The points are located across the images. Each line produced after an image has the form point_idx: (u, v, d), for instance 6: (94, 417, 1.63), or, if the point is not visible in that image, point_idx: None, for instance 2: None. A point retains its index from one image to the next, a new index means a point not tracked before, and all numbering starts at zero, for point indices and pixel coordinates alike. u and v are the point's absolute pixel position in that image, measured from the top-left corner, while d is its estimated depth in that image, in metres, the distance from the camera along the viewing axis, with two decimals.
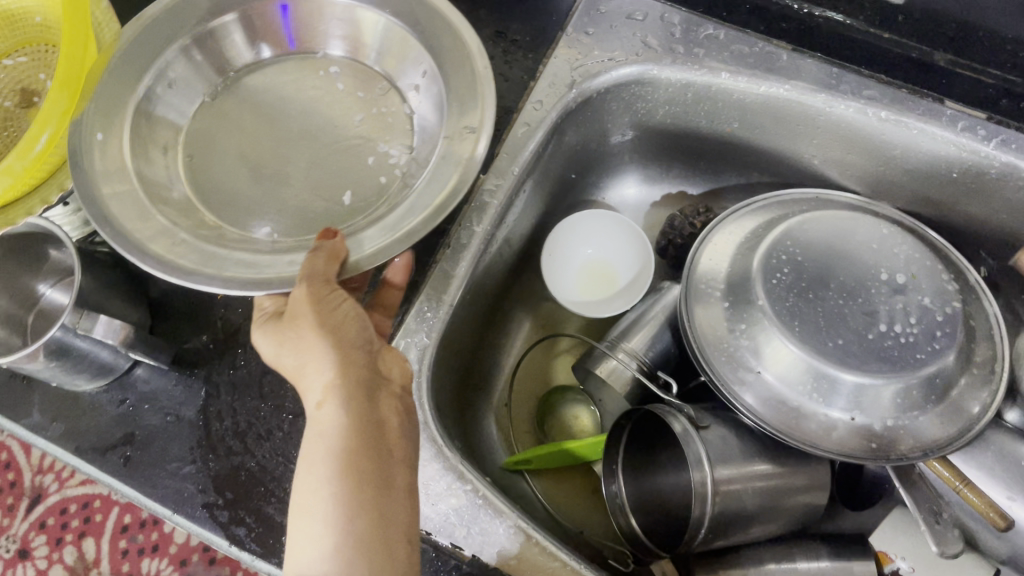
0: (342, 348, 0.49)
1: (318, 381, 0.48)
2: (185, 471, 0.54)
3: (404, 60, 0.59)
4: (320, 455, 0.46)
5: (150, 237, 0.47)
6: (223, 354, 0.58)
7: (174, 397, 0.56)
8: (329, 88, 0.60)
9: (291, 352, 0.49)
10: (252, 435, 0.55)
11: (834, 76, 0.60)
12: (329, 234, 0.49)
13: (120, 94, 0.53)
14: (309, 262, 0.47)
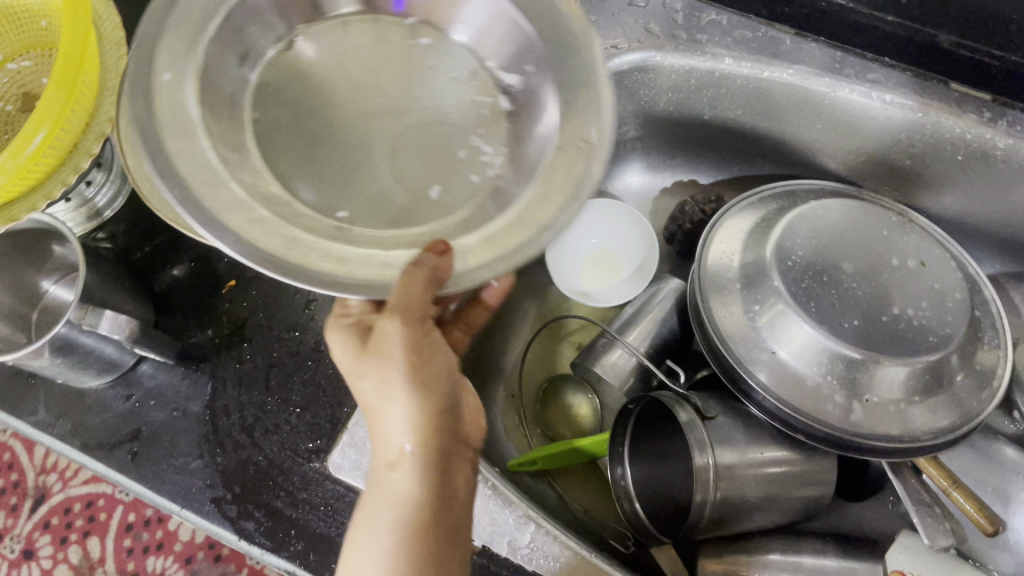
0: (426, 395, 0.44)
1: (400, 426, 0.43)
2: (193, 466, 0.56)
3: (510, 50, 0.49)
4: (388, 516, 0.42)
5: (225, 207, 0.38)
6: (230, 347, 0.59)
7: (181, 392, 0.58)
8: (418, 63, 0.50)
9: (374, 377, 0.44)
10: (259, 430, 0.56)
11: (837, 59, 0.61)
12: (442, 246, 0.39)
13: (198, 19, 0.44)
14: (408, 279, 0.38)
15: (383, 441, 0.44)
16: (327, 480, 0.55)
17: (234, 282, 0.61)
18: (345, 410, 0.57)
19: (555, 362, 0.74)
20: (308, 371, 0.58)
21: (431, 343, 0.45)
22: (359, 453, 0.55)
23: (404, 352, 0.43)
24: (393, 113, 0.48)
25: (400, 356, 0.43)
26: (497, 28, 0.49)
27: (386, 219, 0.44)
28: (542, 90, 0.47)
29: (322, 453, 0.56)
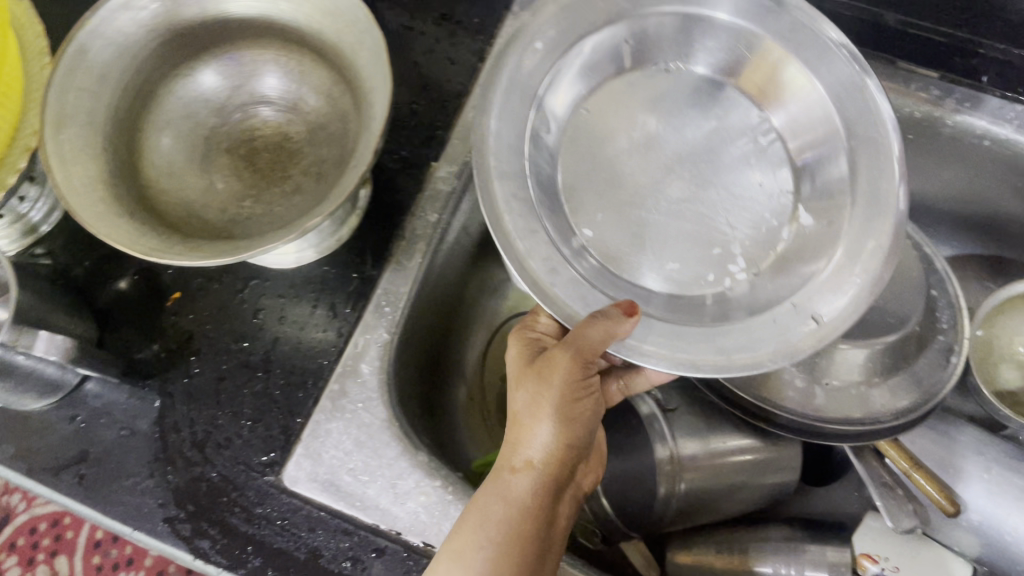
0: (569, 426, 0.48)
1: (534, 441, 0.48)
2: (145, 486, 0.54)
3: (804, 141, 0.51)
4: (498, 513, 0.46)
5: (526, 238, 0.46)
6: (177, 363, 0.57)
7: (129, 410, 0.56)
8: (643, 153, 0.52)
9: (529, 392, 0.49)
10: (210, 446, 0.55)
11: None
12: (630, 306, 0.44)
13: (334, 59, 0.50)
14: (591, 323, 0.43)
15: (515, 447, 0.48)
16: (283, 493, 0.53)
17: (179, 294, 0.59)
18: (298, 421, 0.55)
19: None
20: (259, 383, 0.56)
21: (587, 387, 0.49)
22: (314, 464, 0.54)
23: (566, 382, 0.48)
24: (629, 169, 0.52)
25: (563, 390, 0.48)
26: (812, 111, 0.51)
27: (738, 311, 0.47)
28: (833, 217, 0.48)
29: (276, 466, 0.54)
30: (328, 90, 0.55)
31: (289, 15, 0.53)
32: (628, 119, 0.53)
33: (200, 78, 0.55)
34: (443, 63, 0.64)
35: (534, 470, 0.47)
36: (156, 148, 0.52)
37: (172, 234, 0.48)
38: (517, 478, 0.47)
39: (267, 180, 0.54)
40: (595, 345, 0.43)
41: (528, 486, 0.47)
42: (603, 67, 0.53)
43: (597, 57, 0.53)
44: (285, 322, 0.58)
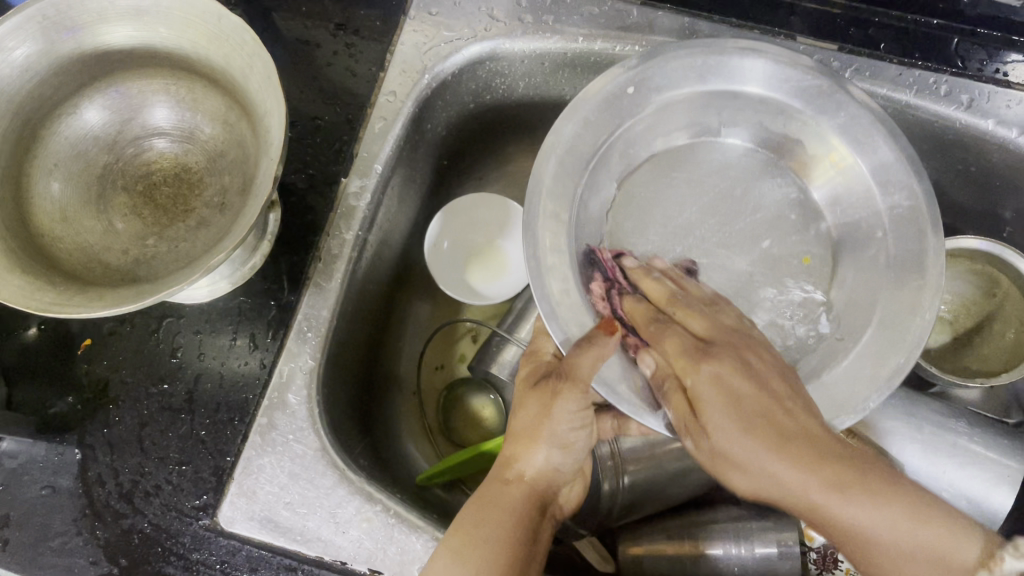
0: (561, 444, 0.51)
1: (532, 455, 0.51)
2: (73, 544, 0.52)
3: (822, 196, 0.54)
4: (496, 512, 0.48)
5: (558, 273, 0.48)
6: (95, 412, 0.55)
7: (48, 467, 0.54)
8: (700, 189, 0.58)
9: (532, 413, 0.51)
10: (138, 494, 0.53)
11: (687, 26, 0.60)
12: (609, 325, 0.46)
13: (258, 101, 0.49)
14: (579, 353, 0.45)
15: (516, 458, 0.51)
16: (220, 536, 0.52)
17: (90, 340, 0.57)
18: (228, 459, 0.53)
19: (455, 363, 0.72)
20: (184, 425, 0.54)
21: (587, 421, 0.52)
22: (249, 501, 0.52)
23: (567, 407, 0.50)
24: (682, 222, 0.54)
25: (562, 419, 0.50)
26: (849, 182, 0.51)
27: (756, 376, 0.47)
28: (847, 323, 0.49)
29: (210, 508, 0.52)
30: (222, 117, 0.53)
31: (173, 42, 0.50)
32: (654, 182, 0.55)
33: (85, 114, 0.52)
34: (344, 73, 0.62)
35: (527, 481, 0.50)
36: (45, 195, 0.49)
37: (69, 285, 0.45)
38: (511, 489, 0.50)
39: (168, 216, 0.52)
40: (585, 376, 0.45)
41: (521, 498, 0.49)
42: (661, 124, 0.54)
43: (662, 113, 0.53)
44: (205, 358, 0.55)
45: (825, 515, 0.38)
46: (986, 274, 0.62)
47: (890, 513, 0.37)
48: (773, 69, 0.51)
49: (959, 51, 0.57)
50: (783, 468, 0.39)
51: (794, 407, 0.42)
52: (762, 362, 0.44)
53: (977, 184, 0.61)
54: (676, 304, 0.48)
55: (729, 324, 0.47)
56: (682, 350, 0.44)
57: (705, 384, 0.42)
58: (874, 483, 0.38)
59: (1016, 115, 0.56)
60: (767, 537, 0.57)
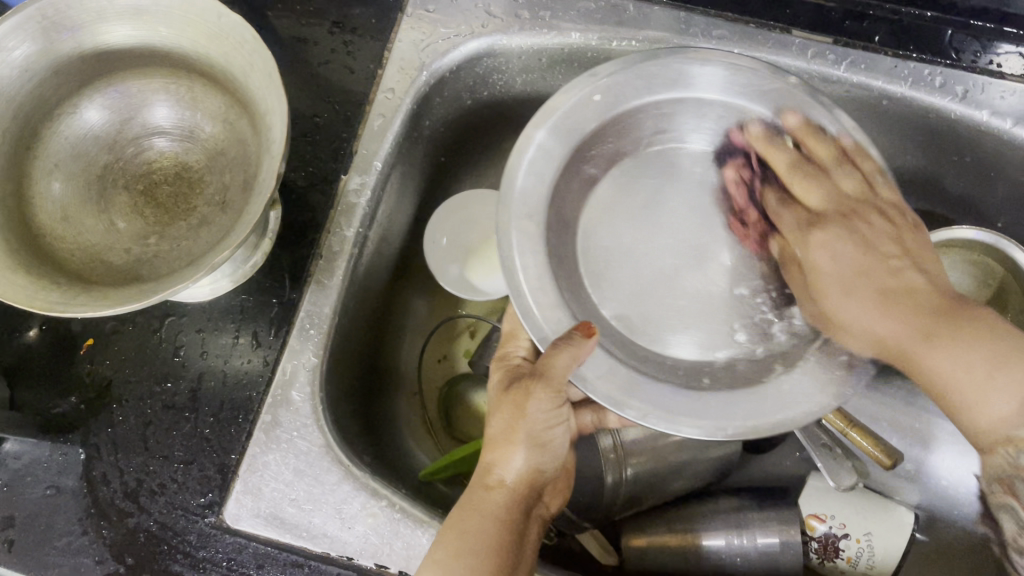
0: (536, 446, 0.52)
1: (511, 460, 0.51)
2: (79, 544, 0.52)
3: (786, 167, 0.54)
4: (480, 522, 0.48)
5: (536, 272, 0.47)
6: (98, 411, 0.55)
7: (53, 467, 0.54)
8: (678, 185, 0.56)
9: (503, 420, 0.52)
10: (143, 493, 0.53)
11: (683, 21, 0.60)
12: (587, 328, 0.46)
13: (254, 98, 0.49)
14: (557, 352, 0.45)
15: (493, 464, 0.52)
16: (226, 533, 0.52)
17: (92, 340, 0.57)
18: (233, 457, 0.53)
19: (455, 357, 0.72)
20: (188, 424, 0.54)
21: (557, 418, 0.53)
22: (255, 499, 0.52)
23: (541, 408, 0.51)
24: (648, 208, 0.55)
25: (535, 418, 0.52)
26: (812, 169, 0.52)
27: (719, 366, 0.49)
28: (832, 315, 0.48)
29: (215, 506, 0.52)
30: (223, 115, 0.53)
31: (173, 41, 0.50)
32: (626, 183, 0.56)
33: (84, 114, 0.52)
34: (342, 71, 0.63)
35: (509, 487, 0.51)
36: (45, 194, 0.49)
37: (73, 285, 0.45)
38: (494, 494, 0.50)
39: (169, 215, 0.52)
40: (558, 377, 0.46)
41: (502, 502, 0.50)
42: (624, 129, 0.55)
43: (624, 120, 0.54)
44: (208, 356, 0.55)
45: (922, 368, 0.48)
46: (983, 264, 0.63)
47: (996, 380, 0.45)
48: (729, 74, 0.53)
49: (953, 43, 0.58)
50: (909, 330, 0.48)
51: (914, 279, 0.52)
52: (909, 233, 0.54)
53: (972, 174, 0.62)
54: (805, 236, 0.54)
55: (837, 195, 0.55)
56: (800, 223, 0.55)
57: (822, 260, 0.53)
58: (953, 336, 0.47)
59: (1010, 106, 0.57)
60: (768, 528, 0.57)
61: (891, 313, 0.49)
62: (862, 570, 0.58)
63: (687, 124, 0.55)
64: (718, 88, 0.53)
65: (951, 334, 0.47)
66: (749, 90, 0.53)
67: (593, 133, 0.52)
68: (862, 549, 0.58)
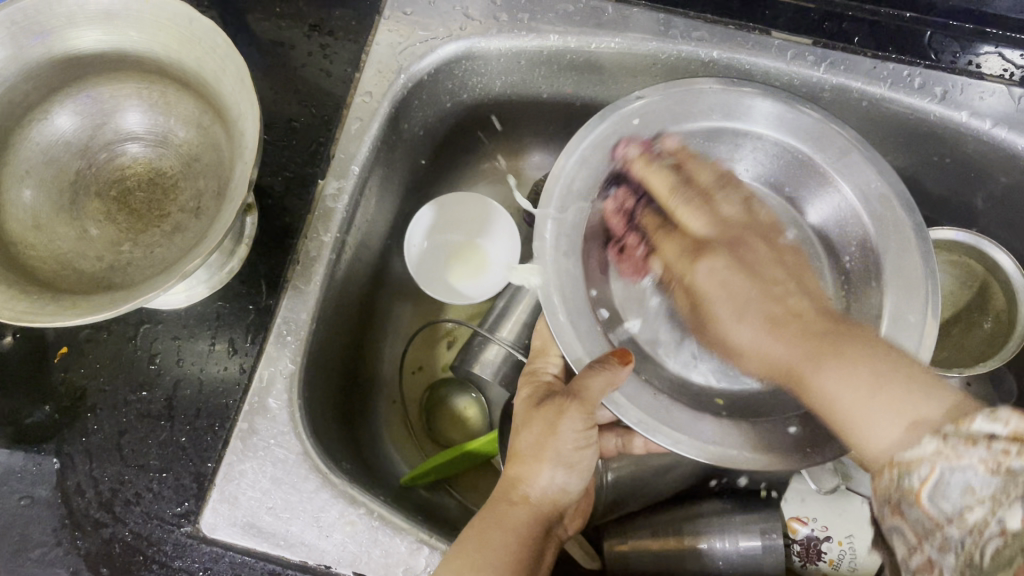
0: (563, 465, 0.51)
1: (539, 477, 0.50)
2: (53, 555, 0.51)
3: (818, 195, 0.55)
4: (498, 538, 0.47)
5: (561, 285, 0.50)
6: (72, 420, 0.54)
7: (26, 477, 0.53)
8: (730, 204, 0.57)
9: (534, 434, 0.51)
10: (119, 503, 0.52)
11: (662, 22, 0.60)
12: (625, 357, 0.48)
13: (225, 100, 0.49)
14: (593, 374, 0.46)
15: (517, 476, 0.51)
16: (202, 542, 0.51)
17: (66, 349, 0.56)
18: (209, 465, 0.53)
19: (436, 363, 0.71)
20: (163, 432, 0.53)
21: (593, 440, 0.52)
22: (231, 507, 0.52)
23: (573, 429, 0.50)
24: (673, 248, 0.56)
25: (570, 437, 0.50)
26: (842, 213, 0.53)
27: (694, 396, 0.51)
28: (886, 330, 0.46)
29: (192, 515, 0.52)
30: (196, 120, 0.52)
31: (144, 46, 0.50)
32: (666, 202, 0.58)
33: (55, 120, 0.51)
34: (320, 74, 0.62)
35: (531, 504, 0.49)
36: (16, 201, 0.48)
37: (43, 294, 0.44)
38: (516, 510, 0.49)
39: (143, 221, 0.52)
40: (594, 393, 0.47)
41: (526, 516, 0.49)
42: (675, 152, 0.57)
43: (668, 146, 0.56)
44: (184, 364, 0.55)
45: (810, 388, 0.45)
46: (960, 265, 0.63)
47: (875, 403, 0.41)
48: (773, 112, 0.54)
49: (932, 44, 0.58)
50: (761, 311, 0.50)
51: (797, 304, 0.50)
52: (788, 253, 0.55)
53: (952, 175, 0.62)
54: (677, 198, 0.55)
55: (777, 255, 0.55)
56: (683, 254, 0.55)
57: (713, 281, 0.53)
58: (846, 352, 0.44)
59: (989, 107, 0.56)
60: (751, 531, 0.57)
61: (848, 377, 0.43)
62: (844, 573, 0.58)
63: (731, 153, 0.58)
64: (767, 121, 0.54)
65: (840, 352, 0.45)
66: (794, 130, 0.53)
67: (628, 160, 0.55)
68: (844, 551, 0.58)
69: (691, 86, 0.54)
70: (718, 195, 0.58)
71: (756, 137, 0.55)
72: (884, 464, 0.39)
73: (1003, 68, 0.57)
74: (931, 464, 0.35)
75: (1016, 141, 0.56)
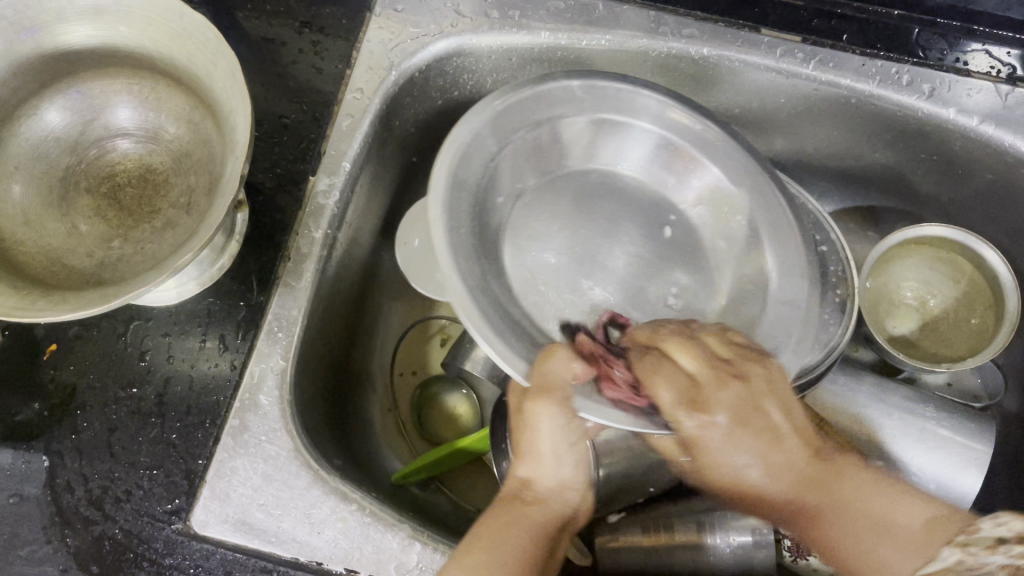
0: (569, 461, 0.52)
1: (563, 467, 0.52)
2: (43, 552, 0.51)
3: (688, 177, 0.57)
4: (503, 539, 0.46)
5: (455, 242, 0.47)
6: (61, 418, 0.54)
7: (16, 475, 0.53)
8: (542, 226, 0.56)
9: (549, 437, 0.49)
10: (109, 500, 0.52)
11: (652, 19, 0.60)
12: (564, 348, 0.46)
13: (215, 92, 0.48)
14: (555, 358, 0.45)
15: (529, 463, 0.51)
16: (193, 539, 0.51)
17: (55, 346, 0.56)
18: (200, 462, 0.52)
19: (428, 362, 0.71)
20: (154, 429, 0.53)
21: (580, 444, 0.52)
22: (223, 504, 0.51)
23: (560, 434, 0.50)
24: (556, 231, 0.56)
25: (546, 438, 0.49)
26: (715, 193, 0.56)
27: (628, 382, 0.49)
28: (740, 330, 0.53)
29: (182, 512, 0.52)
30: (187, 116, 0.52)
31: (134, 41, 0.50)
32: (547, 208, 0.57)
33: (45, 116, 0.51)
34: (309, 71, 0.62)
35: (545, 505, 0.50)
36: (6, 197, 0.48)
37: (33, 289, 0.44)
38: (532, 509, 0.50)
39: (133, 217, 0.52)
40: (560, 373, 0.45)
41: (518, 523, 0.48)
42: (537, 158, 0.56)
43: (535, 142, 0.56)
44: (174, 361, 0.55)
45: (820, 523, 0.48)
46: (948, 261, 0.63)
47: (870, 545, 0.46)
48: (651, 103, 0.56)
49: (920, 41, 0.58)
50: (762, 466, 0.46)
51: (794, 429, 0.47)
52: (855, 469, 0.49)
53: (941, 172, 0.62)
54: (660, 337, 0.46)
55: (770, 375, 0.46)
56: (738, 403, 0.44)
57: (715, 439, 0.44)
58: (850, 500, 0.48)
59: (977, 104, 0.57)
60: (741, 527, 0.57)
61: (851, 515, 0.47)
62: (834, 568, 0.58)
63: (613, 147, 0.58)
64: (648, 114, 0.56)
65: (829, 483, 0.48)
66: (672, 122, 0.56)
67: (499, 156, 0.53)
68: None
69: (563, 82, 0.55)
70: (592, 212, 0.58)
71: (626, 129, 0.57)
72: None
73: (990, 66, 0.57)
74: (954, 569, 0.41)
75: (1002, 138, 0.56)
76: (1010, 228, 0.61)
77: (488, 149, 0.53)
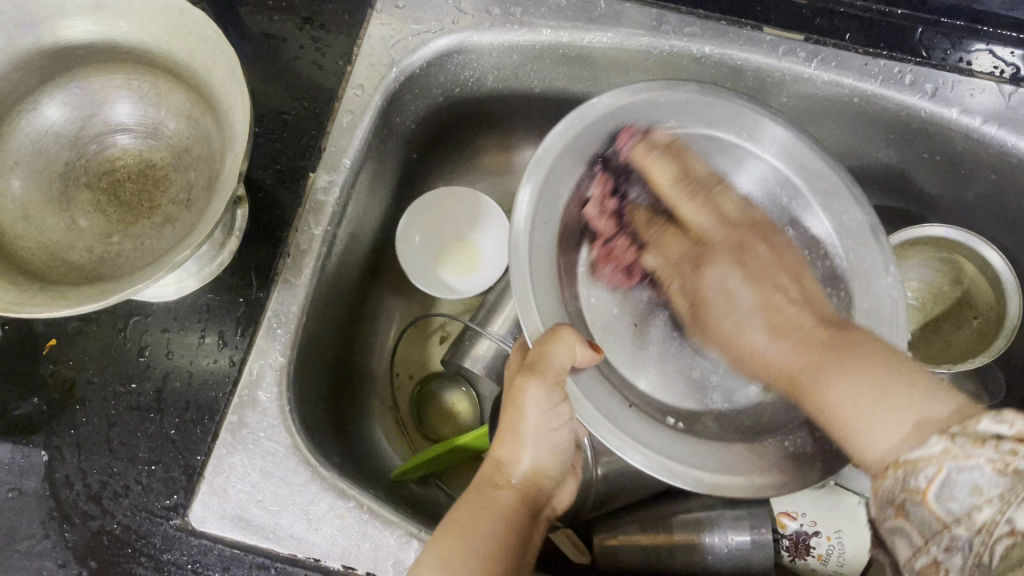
0: (548, 449, 0.51)
1: (525, 456, 0.50)
2: (41, 547, 0.51)
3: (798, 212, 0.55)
4: (485, 521, 0.47)
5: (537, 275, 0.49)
6: (61, 413, 0.54)
7: (14, 469, 0.53)
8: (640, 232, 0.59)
9: (534, 416, 0.49)
10: (107, 496, 0.52)
11: (654, 17, 0.60)
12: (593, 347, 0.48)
13: (214, 87, 0.48)
14: (559, 342, 0.47)
15: (505, 443, 0.51)
16: (191, 535, 0.51)
17: (55, 341, 0.56)
18: (199, 458, 0.53)
19: (427, 359, 0.71)
20: (153, 425, 0.53)
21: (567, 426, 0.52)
22: (220, 500, 0.51)
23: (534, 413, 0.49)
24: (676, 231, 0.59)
25: (532, 420, 0.49)
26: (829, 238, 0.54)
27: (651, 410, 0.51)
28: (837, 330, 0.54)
29: (180, 508, 0.52)
30: (187, 112, 0.52)
31: (133, 37, 0.50)
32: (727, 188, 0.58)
33: (45, 111, 0.51)
34: (310, 67, 0.62)
35: (516, 488, 0.50)
36: (5, 192, 0.48)
37: (32, 285, 0.44)
38: (502, 494, 0.49)
39: (133, 213, 0.52)
40: (560, 359, 0.47)
41: (499, 509, 0.48)
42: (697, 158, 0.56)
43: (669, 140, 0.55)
44: (174, 356, 0.55)
45: (818, 396, 0.46)
46: (952, 263, 0.63)
47: (877, 412, 0.41)
48: (755, 128, 0.54)
49: (923, 41, 0.58)
50: (769, 302, 0.55)
51: (798, 318, 0.52)
52: (767, 245, 0.58)
53: (944, 171, 0.62)
54: (699, 227, 0.59)
55: (777, 257, 0.57)
56: (682, 256, 0.59)
57: (716, 287, 0.58)
58: (852, 363, 0.45)
59: (980, 104, 0.56)
60: (740, 526, 0.57)
61: (852, 379, 0.44)
62: (833, 569, 0.58)
63: (786, 194, 0.55)
64: (752, 138, 0.54)
65: (856, 362, 0.45)
66: (790, 153, 0.54)
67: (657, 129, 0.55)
68: (833, 546, 0.58)
69: (673, 89, 0.54)
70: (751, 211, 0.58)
71: (755, 157, 0.55)
72: (883, 468, 0.39)
73: (994, 66, 0.57)
74: (939, 464, 0.35)
75: (1005, 138, 0.56)
76: (1013, 228, 0.61)
77: (629, 129, 0.54)
